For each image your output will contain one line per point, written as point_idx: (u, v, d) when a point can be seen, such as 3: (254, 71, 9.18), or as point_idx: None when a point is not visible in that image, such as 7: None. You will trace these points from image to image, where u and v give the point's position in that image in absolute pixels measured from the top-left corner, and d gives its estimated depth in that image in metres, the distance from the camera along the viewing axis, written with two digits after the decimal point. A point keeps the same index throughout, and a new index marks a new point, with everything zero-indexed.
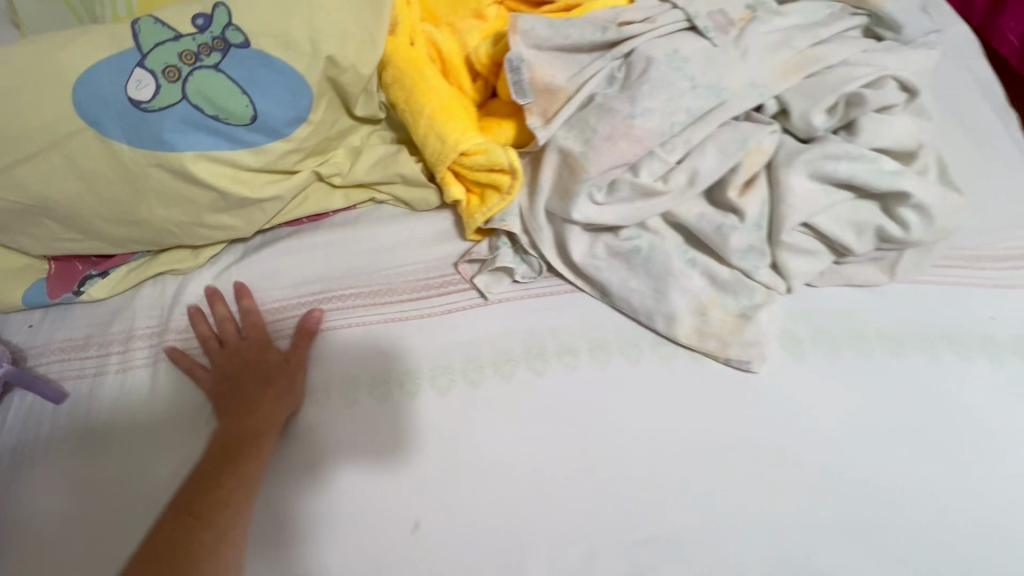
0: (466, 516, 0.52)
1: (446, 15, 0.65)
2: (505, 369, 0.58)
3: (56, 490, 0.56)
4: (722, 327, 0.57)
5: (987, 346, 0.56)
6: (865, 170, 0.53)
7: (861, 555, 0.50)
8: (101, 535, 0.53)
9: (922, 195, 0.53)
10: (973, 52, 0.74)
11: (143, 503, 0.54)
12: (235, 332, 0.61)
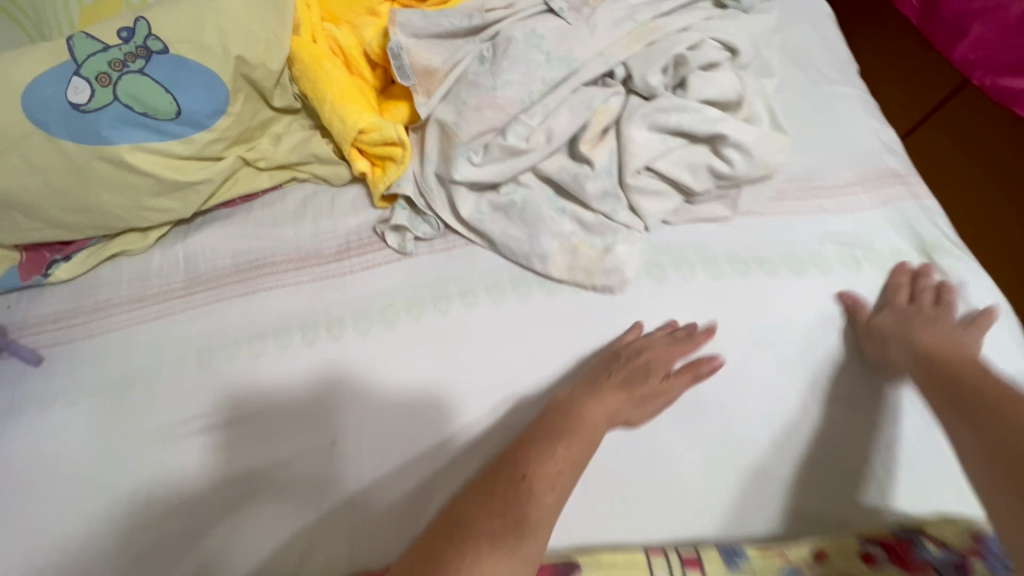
0: (378, 434, 0.62)
1: (345, 14, 0.75)
2: (414, 311, 0.68)
3: (39, 437, 0.66)
4: (589, 261, 0.66)
5: (816, 261, 0.66)
6: (690, 119, 0.64)
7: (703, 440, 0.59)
8: (81, 470, 0.63)
9: (741, 138, 0.64)
10: (818, 15, 0.84)
11: (116, 442, 0.64)
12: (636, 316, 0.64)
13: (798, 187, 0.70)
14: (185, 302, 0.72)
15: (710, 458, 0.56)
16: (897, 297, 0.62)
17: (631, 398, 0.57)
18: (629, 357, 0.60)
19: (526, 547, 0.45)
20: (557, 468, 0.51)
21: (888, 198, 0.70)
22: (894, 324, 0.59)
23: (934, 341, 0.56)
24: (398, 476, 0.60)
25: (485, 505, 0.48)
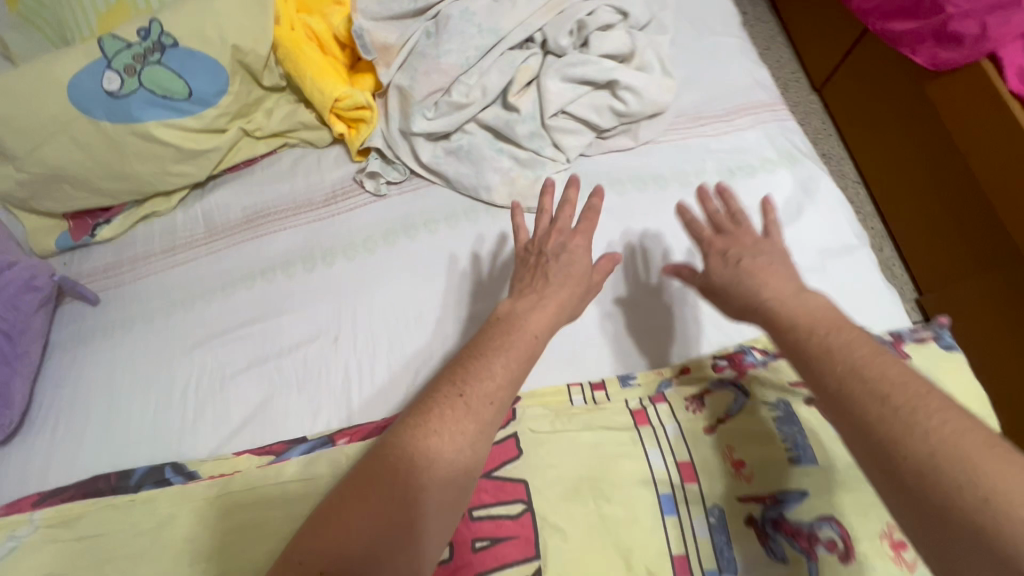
0: (369, 330, 0.81)
1: (316, 6, 0.91)
2: (390, 239, 0.87)
3: (105, 356, 0.84)
4: (523, 187, 0.85)
5: (699, 176, 0.84)
6: (592, 69, 0.82)
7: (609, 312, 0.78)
8: (142, 377, 0.82)
9: (631, 82, 0.83)
10: None
11: (167, 355, 0.83)
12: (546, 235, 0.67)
13: (684, 121, 0.88)
14: (208, 248, 0.90)
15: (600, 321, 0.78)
16: (712, 245, 0.60)
17: (571, 297, 0.61)
18: (552, 255, 0.63)
19: (467, 452, 0.50)
20: (494, 380, 0.53)
21: (758, 122, 0.88)
22: (731, 287, 0.55)
23: (776, 291, 0.52)
24: (384, 358, 0.80)
25: (421, 423, 0.50)
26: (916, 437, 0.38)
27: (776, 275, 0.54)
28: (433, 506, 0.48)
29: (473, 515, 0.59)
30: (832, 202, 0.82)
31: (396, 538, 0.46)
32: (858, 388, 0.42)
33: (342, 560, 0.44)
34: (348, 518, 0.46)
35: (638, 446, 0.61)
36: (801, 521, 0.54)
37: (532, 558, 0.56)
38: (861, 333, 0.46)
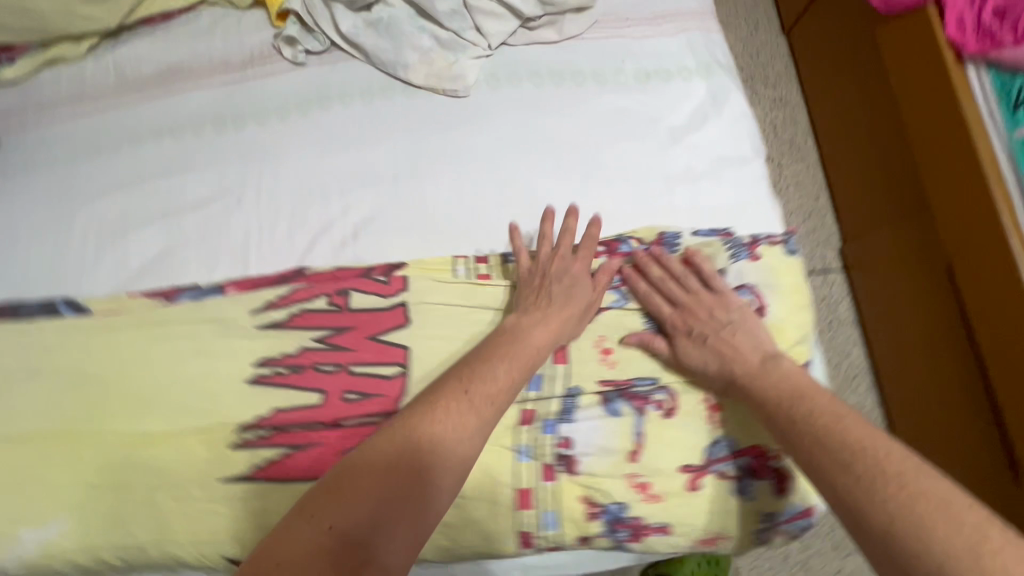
0: (272, 198, 0.82)
1: None
2: (303, 109, 0.86)
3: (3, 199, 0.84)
4: (439, 69, 0.84)
5: (618, 78, 0.84)
6: None
7: (513, 207, 0.79)
8: (41, 222, 0.83)
9: None
10: None
11: (67, 203, 0.83)
12: (550, 252, 0.72)
13: (612, 20, 0.87)
14: (116, 103, 0.88)
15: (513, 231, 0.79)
16: (675, 324, 0.67)
17: (573, 315, 0.67)
18: (556, 277, 0.70)
19: (465, 443, 0.57)
20: (496, 382, 0.61)
21: (686, 27, 0.87)
22: (711, 369, 0.64)
23: (747, 366, 0.62)
24: (283, 223, 0.80)
25: (426, 416, 0.57)
26: (877, 502, 0.50)
27: (748, 348, 0.64)
28: (433, 485, 0.54)
29: (342, 425, 0.67)
30: (739, 116, 0.84)
31: (400, 507, 0.52)
32: (831, 464, 0.54)
33: (353, 521, 0.51)
34: (358, 488, 0.53)
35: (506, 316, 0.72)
36: (642, 388, 0.65)
37: (396, 405, 0.68)
38: (819, 399, 0.58)
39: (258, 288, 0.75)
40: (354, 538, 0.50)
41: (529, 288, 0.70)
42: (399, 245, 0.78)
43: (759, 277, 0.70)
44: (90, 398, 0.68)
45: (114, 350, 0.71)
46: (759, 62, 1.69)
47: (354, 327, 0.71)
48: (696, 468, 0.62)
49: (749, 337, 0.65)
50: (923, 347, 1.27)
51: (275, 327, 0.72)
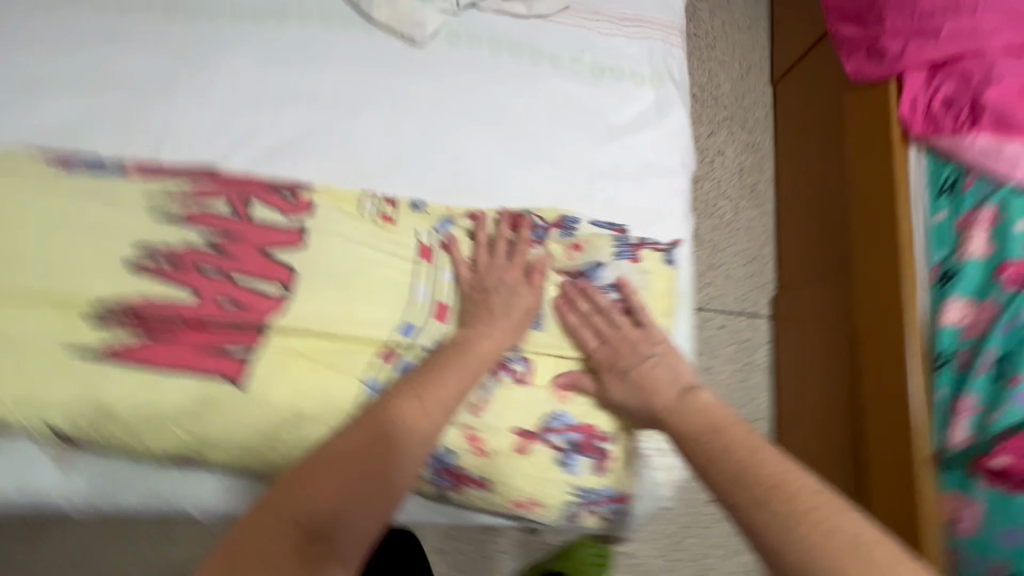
0: (202, 97, 0.80)
1: None
2: (259, 19, 0.85)
3: None
4: (402, 12, 0.84)
5: (573, 65, 0.86)
6: None
7: (440, 164, 0.81)
8: None
9: None
10: None
11: None
12: (485, 258, 0.72)
13: (584, 11, 0.88)
14: None
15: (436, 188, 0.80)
16: (601, 358, 0.69)
17: (512, 324, 0.68)
18: (489, 288, 0.70)
19: (420, 443, 0.57)
20: (453, 388, 0.62)
21: (651, 35, 0.89)
22: (631, 398, 0.66)
23: (664, 400, 0.64)
24: (208, 124, 0.79)
25: (381, 417, 0.57)
26: (791, 539, 0.48)
27: (665, 381, 0.65)
28: (392, 482, 0.54)
29: (206, 324, 0.65)
30: (677, 130, 0.86)
31: (365, 500, 0.52)
32: (739, 486, 0.53)
33: (320, 514, 0.49)
34: (319, 483, 0.51)
35: (412, 276, 0.72)
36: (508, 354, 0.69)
37: (269, 321, 0.66)
38: (737, 434, 0.57)
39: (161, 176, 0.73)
40: (324, 533, 0.48)
41: (468, 302, 0.70)
42: (319, 173, 0.78)
43: (635, 278, 0.74)
44: None
45: None
46: (741, 104, 1.74)
47: (247, 237, 0.69)
48: (528, 432, 0.67)
49: (668, 367, 0.66)
50: (819, 406, 1.34)
51: (167, 217, 0.69)
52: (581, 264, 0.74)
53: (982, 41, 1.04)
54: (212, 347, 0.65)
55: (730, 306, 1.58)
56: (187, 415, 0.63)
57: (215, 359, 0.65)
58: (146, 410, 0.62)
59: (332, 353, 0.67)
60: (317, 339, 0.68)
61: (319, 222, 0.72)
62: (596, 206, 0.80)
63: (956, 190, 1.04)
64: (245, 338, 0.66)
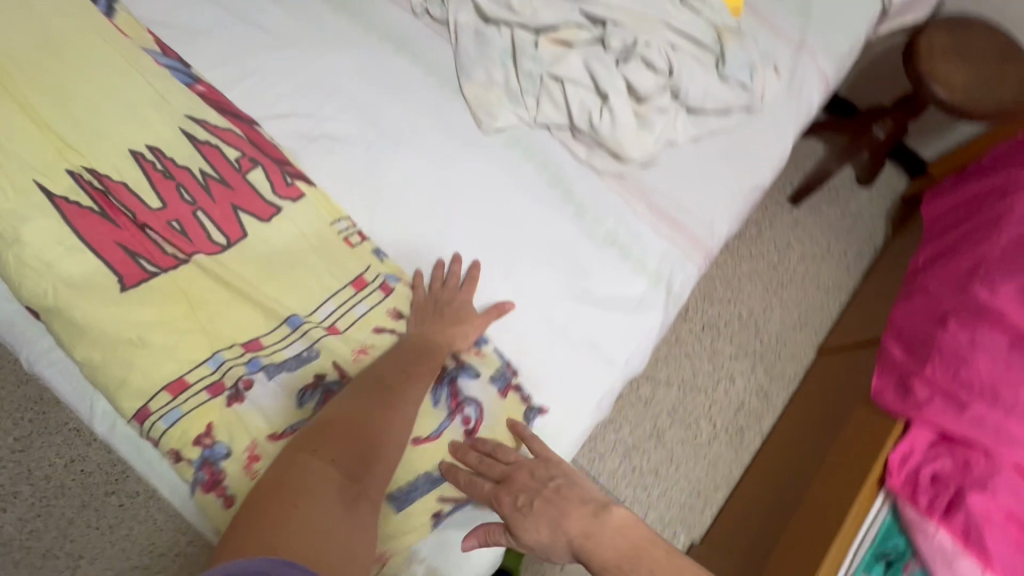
0: (297, 68, 0.91)
1: None
2: (382, 41, 0.96)
3: None
4: (488, 100, 0.92)
5: (591, 223, 0.90)
6: (601, 70, 0.89)
7: (427, 228, 0.86)
8: None
9: (617, 108, 0.88)
10: (786, 130, 1.03)
11: None
12: (440, 284, 0.79)
13: (632, 187, 0.93)
14: None
15: (405, 246, 0.84)
16: (500, 501, 0.64)
17: (464, 334, 0.75)
18: (445, 303, 0.77)
19: (412, 406, 0.64)
20: (428, 370, 0.69)
21: (675, 240, 0.92)
22: (533, 527, 0.60)
23: (579, 525, 0.58)
24: (286, 89, 0.90)
25: (377, 381, 0.64)
26: None
27: (577, 503, 0.60)
28: (396, 439, 0.60)
29: (143, 229, 0.68)
30: (638, 336, 0.86)
31: (378, 451, 0.57)
32: None
33: (346, 458, 0.55)
34: (334, 435, 0.56)
35: (328, 294, 0.71)
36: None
37: (190, 259, 0.68)
38: (654, 553, 0.56)
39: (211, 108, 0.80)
40: (351, 469, 0.54)
41: (430, 301, 0.77)
42: (327, 176, 0.86)
43: (490, 410, 0.74)
44: (18, 50, 0.73)
45: (74, 44, 0.77)
46: (777, 350, 1.69)
47: (232, 188, 0.73)
48: None
49: (579, 488, 0.62)
50: None
51: (189, 136, 0.75)
52: (466, 362, 0.76)
53: (998, 444, 0.97)
54: (131, 249, 0.67)
55: (648, 521, 1.47)
56: (70, 284, 0.63)
57: (123, 259, 0.66)
58: (41, 260, 0.64)
59: (214, 317, 0.65)
60: (212, 303, 0.66)
61: (298, 209, 0.75)
62: (515, 350, 0.81)
63: (893, 567, 0.97)
64: (161, 260, 0.67)
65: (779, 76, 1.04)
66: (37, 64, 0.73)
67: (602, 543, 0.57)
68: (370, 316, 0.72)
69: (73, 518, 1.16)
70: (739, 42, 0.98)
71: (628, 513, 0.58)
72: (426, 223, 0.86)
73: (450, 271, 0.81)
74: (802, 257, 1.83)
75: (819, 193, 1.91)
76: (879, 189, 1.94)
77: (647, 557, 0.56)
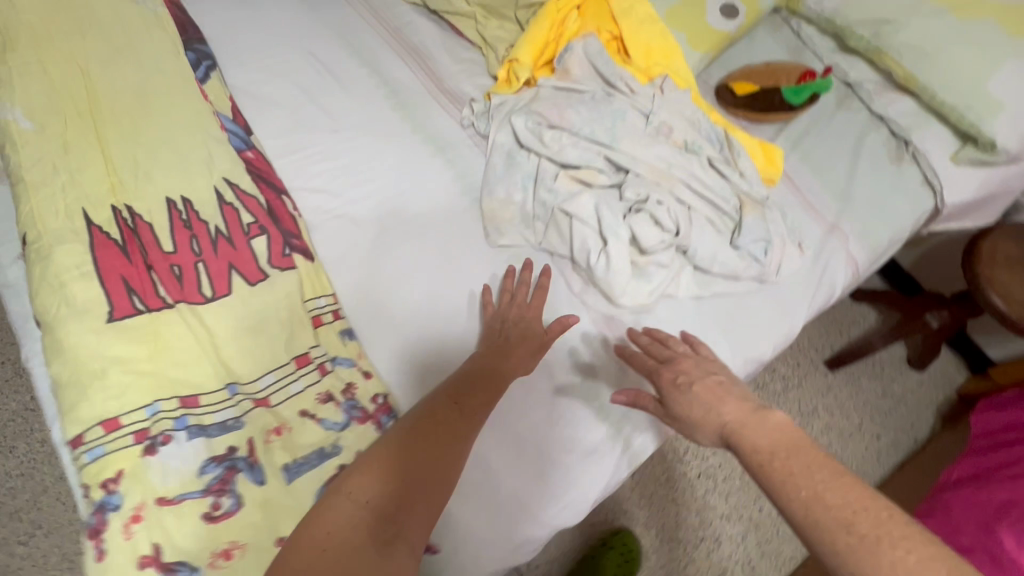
0: (342, 151, 1.01)
1: (589, 23, 1.09)
2: (427, 142, 1.05)
3: (278, 6, 1.15)
4: (501, 216, 0.97)
5: (565, 357, 0.88)
6: (607, 215, 0.90)
7: (404, 322, 0.88)
8: (268, 33, 1.11)
9: (613, 255, 0.89)
10: (801, 308, 0.98)
11: (288, 41, 1.11)
12: (513, 298, 0.88)
13: (618, 331, 0.91)
14: (382, 32, 1.16)
15: (375, 335, 0.87)
16: (662, 376, 0.72)
17: (528, 344, 0.83)
18: (514, 312, 0.86)
19: (463, 438, 0.65)
20: (480, 402, 0.71)
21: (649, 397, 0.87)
22: (688, 402, 0.65)
23: (733, 412, 0.60)
24: (328, 167, 0.99)
25: (426, 417, 0.65)
26: (883, 563, 0.44)
27: (729, 394, 0.63)
28: (440, 474, 0.60)
29: (149, 270, 0.76)
30: (581, 483, 0.81)
31: (417, 486, 0.58)
32: (819, 507, 0.47)
33: (381, 500, 0.55)
34: (372, 473, 0.58)
35: (271, 366, 0.72)
36: (238, 483, 0.63)
37: (175, 306, 0.74)
38: (812, 450, 0.52)
39: (250, 174, 0.90)
40: (383, 510, 0.54)
41: (506, 326, 0.85)
42: (333, 255, 0.93)
43: None
44: (120, 101, 0.88)
45: (162, 100, 0.90)
46: None
47: (234, 249, 0.80)
48: (158, 556, 0.58)
49: (730, 387, 0.64)
50: None
51: (218, 195, 0.84)
52: None
53: None
54: (130, 284, 0.74)
55: None
56: (70, 306, 0.72)
57: (121, 291, 0.74)
58: (57, 278, 0.73)
59: (171, 366, 0.70)
60: (176, 350, 0.71)
61: (284, 283, 0.80)
62: None
63: None
64: (151, 300, 0.74)
65: (803, 253, 1.01)
66: (129, 115, 0.87)
67: (750, 436, 0.56)
68: (302, 397, 0.71)
69: (47, 488, 1.22)
70: (761, 215, 0.98)
71: (790, 416, 0.56)
72: (405, 318, 0.89)
73: (520, 280, 0.90)
74: (828, 427, 1.68)
75: (861, 363, 1.78)
76: (931, 375, 1.78)
77: (802, 449, 0.52)
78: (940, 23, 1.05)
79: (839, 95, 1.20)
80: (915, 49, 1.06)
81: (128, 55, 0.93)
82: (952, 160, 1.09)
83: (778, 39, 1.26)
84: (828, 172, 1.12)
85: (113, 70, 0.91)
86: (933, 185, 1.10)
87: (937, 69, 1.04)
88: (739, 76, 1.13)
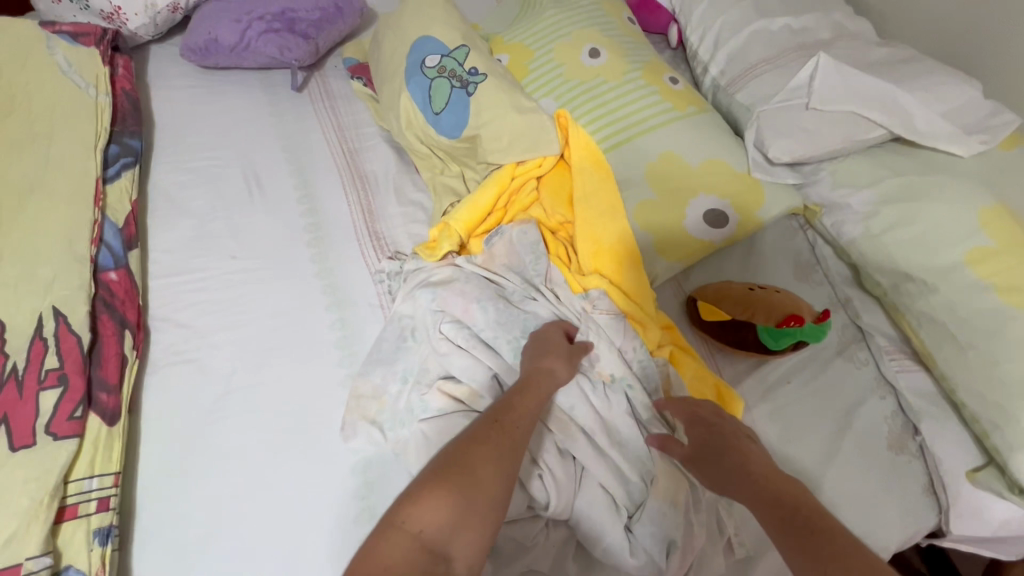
0: (231, 284, 0.90)
1: (543, 201, 0.97)
2: (327, 291, 0.92)
3: (241, 107, 1.10)
4: (370, 406, 0.81)
5: None
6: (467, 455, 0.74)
7: (191, 521, 0.72)
8: (215, 134, 1.06)
9: None
10: None
11: (233, 147, 1.05)
12: (553, 325, 0.81)
13: None
14: (337, 153, 1.08)
15: (148, 530, 0.71)
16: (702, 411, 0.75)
17: (562, 354, 0.76)
18: (549, 330, 0.80)
19: (513, 455, 0.60)
20: (522, 412, 0.66)
21: None
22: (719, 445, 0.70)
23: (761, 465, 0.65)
24: (209, 299, 0.89)
25: (472, 440, 0.60)
26: None
27: (760, 457, 0.67)
28: (493, 496, 0.56)
29: None
30: None
31: (471, 507, 0.54)
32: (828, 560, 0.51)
33: (436, 526, 0.52)
34: (429, 495, 0.54)
35: None
36: None
37: None
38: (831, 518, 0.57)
39: (96, 300, 0.80)
40: (441, 543, 0.52)
41: (539, 338, 0.78)
42: (157, 415, 0.79)
43: None
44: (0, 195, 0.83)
45: (46, 199, 0.84)
46: None
47: (16, 399, 0.69)
48: None
49: (764, 454, 0.69)
50: None
51: (38, 325, 0.74)
52: None
53: None
54: None
55: None
56: None
57: None
58: None
59: None
60: None
61: (51, 457, 0.66)
62: None
63: None
64: None
65: (723, 561, 0.74)
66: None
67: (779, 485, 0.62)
68: None
69: None
70: (677, 498, 0.73)
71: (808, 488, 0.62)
72: (196, 516, 0.73)
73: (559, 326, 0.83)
74: None
75: None
76: None
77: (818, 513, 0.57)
78: (978, 300, 0.81)
79: (844, 339, 0.97)
80: (938, 324, 0.84)
81: (39, 144, 0.89)
82: (970, 475, 0.83)
83: (784, 250, 1.06)
84: (801, 442, 0.87)
85: (13, 159, 0.86)
86: (939, 498, 0.83)
87: (963, 357, 0.82)
88: (711, 295, 0.94)
